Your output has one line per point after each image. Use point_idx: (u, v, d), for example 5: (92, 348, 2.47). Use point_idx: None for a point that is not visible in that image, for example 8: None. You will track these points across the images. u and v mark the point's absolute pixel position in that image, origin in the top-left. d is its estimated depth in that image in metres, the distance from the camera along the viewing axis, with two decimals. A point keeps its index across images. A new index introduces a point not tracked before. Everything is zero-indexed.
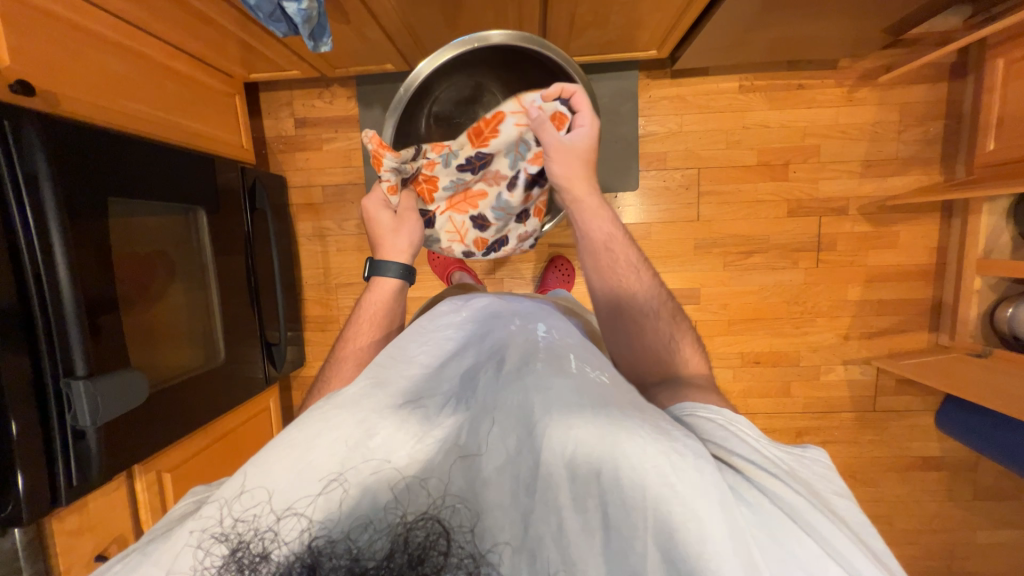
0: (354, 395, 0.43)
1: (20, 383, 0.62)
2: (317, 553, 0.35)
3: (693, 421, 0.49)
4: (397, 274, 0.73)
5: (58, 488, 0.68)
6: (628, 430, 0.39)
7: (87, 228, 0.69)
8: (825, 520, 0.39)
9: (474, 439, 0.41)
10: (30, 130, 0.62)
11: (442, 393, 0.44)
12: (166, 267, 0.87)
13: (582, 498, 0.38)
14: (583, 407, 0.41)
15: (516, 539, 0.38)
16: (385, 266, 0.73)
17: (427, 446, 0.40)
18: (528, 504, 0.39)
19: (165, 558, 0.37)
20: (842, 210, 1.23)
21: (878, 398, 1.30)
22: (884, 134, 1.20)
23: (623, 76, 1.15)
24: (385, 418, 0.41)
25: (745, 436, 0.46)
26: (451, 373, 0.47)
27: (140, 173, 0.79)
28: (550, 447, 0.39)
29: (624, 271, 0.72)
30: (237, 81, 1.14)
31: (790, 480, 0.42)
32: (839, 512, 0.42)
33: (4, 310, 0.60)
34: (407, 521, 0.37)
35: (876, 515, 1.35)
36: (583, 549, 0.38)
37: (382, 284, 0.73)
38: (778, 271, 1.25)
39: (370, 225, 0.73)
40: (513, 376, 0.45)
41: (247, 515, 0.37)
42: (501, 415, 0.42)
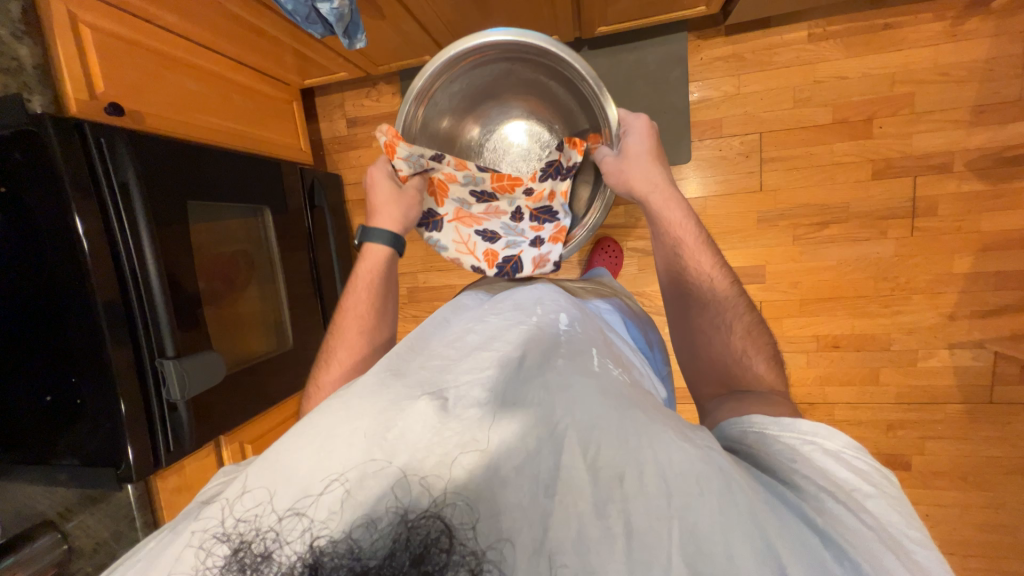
0: (373, 388, 0.43)
1: (125, 365, 0.73)
2: (318, 553, 0.35)
3: (748, 442, 0.46)
4: (389, 243, 0.75)
5: (159, 454, 0.79)
6: (651, 428, 0.39)
7: (171, 231, 0.79)
8: (884, 553, 0.35)
9: (490, 434, 0.38)
10: (121, 146, 0.73)
11: (462, 386, 0.42)
12: (245, 262, 0.98)
13: (602, 502, 0.36)
14: (607, 410, 0.40)
15: (531, 542, 0.35)
16: (378, 233, 0.75)
17: (442, 442, 0.38)
18: (546, 506, 0.36)
19: (168, 562, 0.38)
20: (944, 166, 1.05)
21: (996, 388, 1.10)
22: (1000, 73, 1.00)
23: (668, 42, 1.09)
24: (400, 412, 0.40)
25: (806, 450, 0.43)
26: (474, 365, 0.44)
27: (216, 180, 0.89)
28: (571, 446, 0.38)
29: (696, 270, 0.67)
30: (294, 89, 1.23)
31: (854, 505, 0.38)
32: (912, 548, 0.36)
33: (110, 303, 0.71)
34: (408, 520, 0.35)
35: (995, 525, 1.15)
36: (604, 556, 0.34)
37: (375, 249, 0.75)
38: (861, 243, 1.10)
39: (371, 191, 0.75)
40: (534, 371, 0.44)
41: (249, 515, 0.38)
42: (520, 409, 0.40)
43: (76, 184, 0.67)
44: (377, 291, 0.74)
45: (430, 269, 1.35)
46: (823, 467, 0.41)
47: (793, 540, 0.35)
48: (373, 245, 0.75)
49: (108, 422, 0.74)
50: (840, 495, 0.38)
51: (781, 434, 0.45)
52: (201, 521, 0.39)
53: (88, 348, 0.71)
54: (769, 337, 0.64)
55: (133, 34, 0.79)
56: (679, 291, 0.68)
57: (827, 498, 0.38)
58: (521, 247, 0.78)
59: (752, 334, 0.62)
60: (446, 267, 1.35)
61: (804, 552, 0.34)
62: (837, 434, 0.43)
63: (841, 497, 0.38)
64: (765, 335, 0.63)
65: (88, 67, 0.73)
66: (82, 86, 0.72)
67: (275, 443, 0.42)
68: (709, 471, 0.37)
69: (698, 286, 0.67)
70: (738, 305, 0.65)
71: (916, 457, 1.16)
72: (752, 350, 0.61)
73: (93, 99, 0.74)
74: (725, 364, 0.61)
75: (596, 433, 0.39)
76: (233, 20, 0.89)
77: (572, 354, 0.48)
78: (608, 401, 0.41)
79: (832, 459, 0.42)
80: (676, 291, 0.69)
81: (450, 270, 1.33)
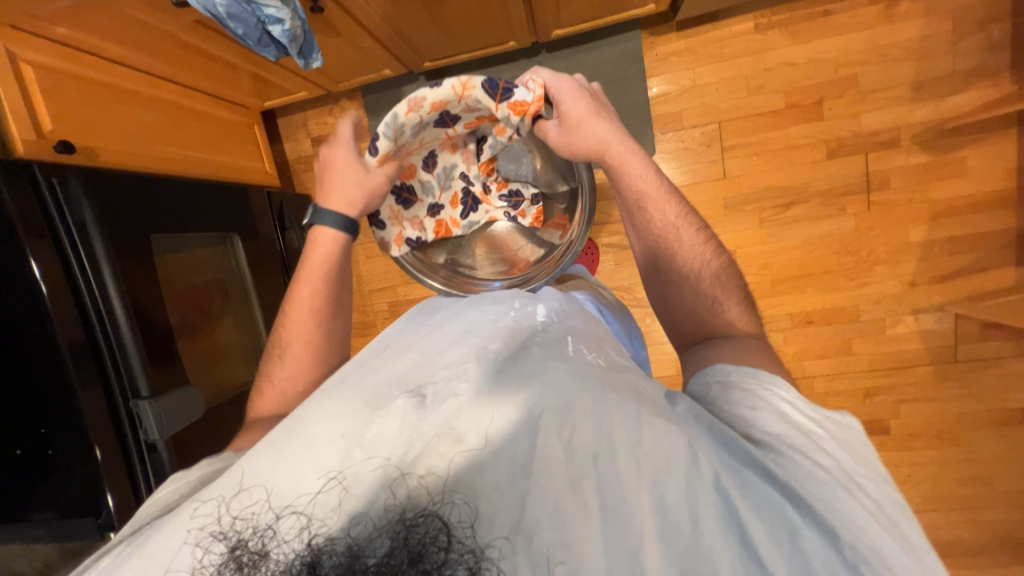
0: (348, 389, 0.42)
1: (97, 409, 0.71)
2: (317, 550, 0.33)
3: (724, 388, 0.47)
4: (337, 224, 0.66)
5: (141, 498, 0.76)
6: (627, 409, 0.39)
7: (133, 267, 0.76)
8: (843, 495, 0.36)
9: (473, 431, 0.38)
10: (74, 184, 0.71)
11: (439, 381, 0.41)
12: (219, 293, 0.97)
13: (578, 478, 0.37)
14: (582, 393, 0.40)
15: (512, 521, 0.35)
16: (324, 215, 0.66)
17: (422, 438, 0.38)
18: (525, 487, 0.36)
19: (167, 557, 0.37)
20: (891, 142, 1.10)
21: (960, 347, 1.16)
22: (934, 50, 1.06)
23: (623, 39, 1.12)
24: (378, 411, 0.39)
25: (767, 397, 0.44)
26: (453, 362, 0.43)
27: (177, 212, 0.87)
28: (548, 429, 0.38)
29: (665, 232, 0.64)
30: (254, 112, 1.22)
31: (819, 448, 0.39)
32: (870, 485, 0.38)
33: (75, 345, 0.69)
34: (407, 518, 0.34)
35: (973, 478, 1.21)
36: (580, 527, 0.36)
37: (322, 233, 0.67)
38: (823, 221, 1.15)
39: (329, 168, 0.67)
40: (510, 364, 0.43)
41: (247, 513, 0.37)
42: (495, 395, 0.40)
43: (29, 227, 0.66)
44: (330, 277, 0.67)
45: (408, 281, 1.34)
46: (784, 409, 0.42)
47: (756, 500, 0.37)
48: (321, 228, 0.67)
49: (86, 469, 0.71)
50: (799, 441, 0.39)
51: (741, 380, 0.46)
52: (197, 518, 0.38)
53: (58, 395, 0.69)
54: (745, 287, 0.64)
55: (79, 68, 0.78)
56: (650, 262, 0.66)
57: (800, 448, 0.39)
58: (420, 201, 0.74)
59: (723, 275, 0.62)
60: None
61: (760, 504, 0.36)
62: (786, 384, 0.45)
63: (801, 441, 0.39)
64: (737, 276, 0.64)
65: (33, 104, 0.71)
66: (28, 125, 0.70)
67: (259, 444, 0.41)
68: (676, 450, 0.38)
69: (669, 247, 0.64)
70: (705, 250, 0.64)
71: (894, 421, 1.21)
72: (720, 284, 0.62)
73: (41, 138, 0.71)
74: (698, 312, 0.61)
75: (570, 414, 0.39)
76: (183, 46, 0.87)
77: (548, 342, 0.47)
78: (583, 383, 0.41)
79: (786, 404, 0.43)
80: (648, 258, 0.66)
81: None
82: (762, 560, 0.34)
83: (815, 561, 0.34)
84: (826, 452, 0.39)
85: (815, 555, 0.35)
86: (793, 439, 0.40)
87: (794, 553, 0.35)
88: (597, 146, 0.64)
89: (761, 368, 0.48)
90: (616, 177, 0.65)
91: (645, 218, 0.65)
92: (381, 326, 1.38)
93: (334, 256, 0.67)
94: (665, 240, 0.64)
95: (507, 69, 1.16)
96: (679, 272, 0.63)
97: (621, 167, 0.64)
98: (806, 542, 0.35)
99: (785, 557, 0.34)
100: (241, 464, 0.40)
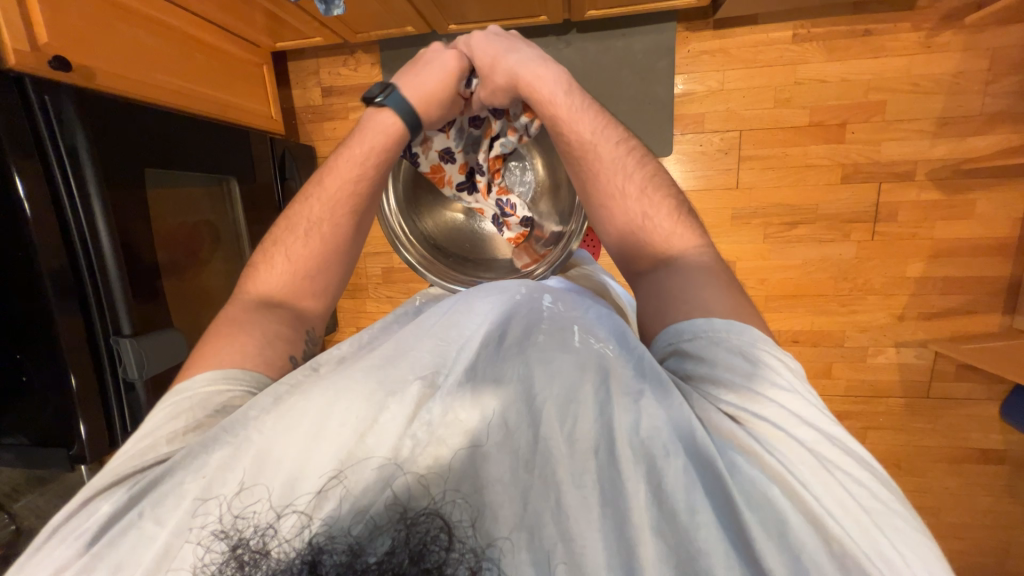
0: (356, 374, 0.42)
1: (76, 340, 0.69)
2: (317, 549, 0.34)
3: (680, 344, 0.46)
4: (401, 112, 0.63)
5: (115, 434, 0.76)
6: (623, 401, 0.38)
7: (124, 201, 0.73)
8: (833, 479, 0.35)
9: (476, 418, 0.38)
10: (68, 106, 0.67)
11: (448, 367, 0.41)
12: (209, 236, 0.95)
13: (580, 471, 0.37)
14: (585, 382, 0.40)
15: (514, 517, 0.35)
16: (396, 99, 0.63)
17: (427, 429, 0.37)
18: (527, 482, 0.36)
19: (166, 557, 0.36)
20: (906, 175, 1.10)
21: (933, 384, 1.19)
22: (966, 86, 1.04)
23: (657, 30, 1.08)
24: (391, 396, 0.39)
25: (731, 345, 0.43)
26: (458, 349, 0.43)
27: (176, 150, 0.84)
28: (550, 421, 0.38)
29: (587, 150, 0.60)
30: (264, 51, 1.16)
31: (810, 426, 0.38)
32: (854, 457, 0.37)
33: (57, 272, 0.67)
34: (409, 516, 0.35)
35: (921, 507, 1.27)
36: (582, 523, 0.35)
37: (383, 114, 0.63)
38: (825, 244, 1.15)
39: (424, 62, 0.64)
40: (515, 349, 0.43)
41: (248, 512, 0.36)
42: (501, 386, 0.39)
43: (16, 145, 0.62)
44: (374, 173, 0.64)
45: None
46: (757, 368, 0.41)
47: (747, 482, 0.35)
48: (389, 112, 0.63)
49: (61, 399, 0.70)
50: (775, 411, 0.38)
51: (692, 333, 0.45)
52: (199, 516, 0.37)
53: (35, 321, 0.67)
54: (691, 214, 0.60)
55: None
56: (584, 193, 0.62)
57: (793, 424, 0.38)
58: (436, 140, 0.70)
59: (651, 188, 0.58)
60: None
61: (749, 493, 0.35)
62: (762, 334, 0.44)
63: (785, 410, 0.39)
64: (671, 186, 0.60)
65: (31, 13, 0.67)
66: (23, 34, 0.65)
67: (253, 426, 0.40)
68: (675, 433, 0.37)
69: (594, 169, 0.59)
70: (628, 163, 0.59)
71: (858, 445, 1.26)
72: (656, 212, 0.57)
73: (35, 51, 0.66)
74: (638, 243, 0.57)
75: (573, 406, 0.38)
76: None
77: (553, 329, 0.46)
78: (586, 372, 0.40)
79: (755, 354, 0.42)
80: (580, 188, 0.62)
81: None
82: (758, 554, 0.33)
83: (810, 552, 0.33)
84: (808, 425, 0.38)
85: (806, 549, 0.33)
86: (770, 408, 0.38)
87: (787, 546, 0.33)
88: (512, 85, 0.61)
89: (708, 311, 0.46)
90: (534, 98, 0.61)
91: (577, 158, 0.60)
92: (372, 290, 1.36)
93: (388, 145, 0.63)
94: (592, 159, 0.59)
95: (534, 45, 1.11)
96: (614, 207, 0.59)
97: (534, 95, 0.61)
98: (796, 532, 0.33)
99: (783, 549, 0.33)
100: (235, 459, 0.38)
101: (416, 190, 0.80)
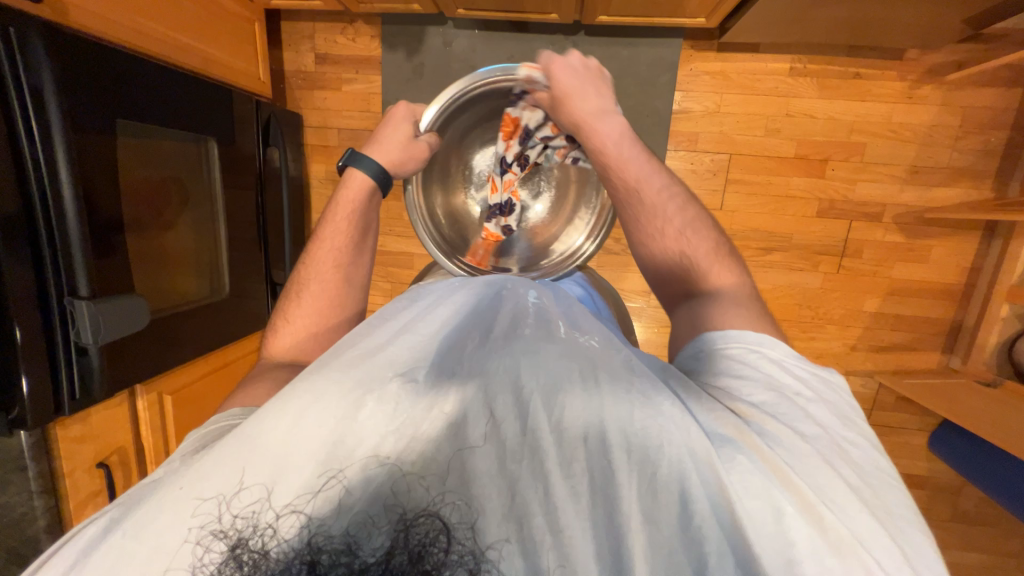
0: (338, 366, 0.40)
1: (25, 296, 0.64)
2: (316, 549, 0.33)
3: (715, 355, 0.47)
4: (374, 173, 0.70)
5: (61, 400, 0.72)
6: (611, 395, 0.39)
7: (90, 152, 0.68)
8: (827, 469, 0.36)
9: (456, 409, 0.37)
10: (36, 41, 0.61)
11: (431, 359, 0.41)
12: (180, 195, 0.89)
13: (569, 463, 0.37)
14: (572, 373, 0.40)
15: (502, 509, 0.35)
16: (366, 161, 0.70)
17: (412, 419, 0.37)
18: (516, 473, 0.36)
19: (158, 556, 0.34)
20: (875, 216, 1.16)
21: (874, 412, 1.28)
22: (938, 139, 1.11)
23: (663, 44, 1.09)
24: (369, 393, 0.38)
25: (753, 359, 0.45)
26: (439, 342, 0.43)
27: (153, 103, 0.78)
28: (538, 412, 0.38)
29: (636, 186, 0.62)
30: (258, 7, 1.09)
31: (811, 426, 0.39)
32: (850, 450, 0.38)
33: (8, 221, 0.61)
34: (407, 518, 0.34)
35: None
36: (570, 515, 0.36)
37: (355, 178, 0.70)
38: (795, 273, 1.21)
39: (387, 123, 0.72)
40: (503, 343, 0.43)
41: (247, 512, 0.35)
42: (487, 378, 0.39)
43: None
44: (350, 234, 0.69)
45: (388, 232, 1.29)
46: (766, 375, 0.43)
47: (737, 474, 0.35)
48: (359, 174, 0.70)
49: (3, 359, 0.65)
50: (781, 412, 0.39)
51: (726, 345, 0.47)
52: (197, 515, 0.35)
53: None
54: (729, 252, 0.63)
55: None
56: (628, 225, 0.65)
57: (786, 422, 0.39)
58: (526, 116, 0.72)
59: (694, 227, 0.61)
60: (405, 233, 1.28)
61: (744, 483, 0.35)
62: (777, 345, 0.46)
63: (784, 408, 0.40)
64: (714, 228, 0.62)
65: None
66: None
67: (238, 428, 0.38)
68: (665, 423, 0.37)
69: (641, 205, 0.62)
70: (676, 201, 0.62)
71: None
72: (695, 249, 0.60)
73: None
74: (670, 275, 0.61)
75: (558, 397, 0.38)
76: None
77: (539, 325, 0.47)
78: (575, 367, 0.40)
79: (775, 366, 0.44)
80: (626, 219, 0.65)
81: (410, 237, 1.28)
82: (751, 541, 0.34)
83: (803, 541, 0.33)
84: (815, 424, 0.39)
85: (799, 540, 0.33)
86: (777, 410, 0.40)
87: (778, 534, 0.33)
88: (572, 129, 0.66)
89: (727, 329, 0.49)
90: (591, 137, 0.64)
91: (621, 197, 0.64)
92: None
93: (359, 204, 0.70)
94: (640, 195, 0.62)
95: (541, 42, 1.10)
96: (651, 244, 0.63)
97: (590, 139, 0.65)
98: (790, 521, 0.33)
99: (775, 542, 0.33)
100: (228, 458, 0.36)
101: (452, 143, 0.78)
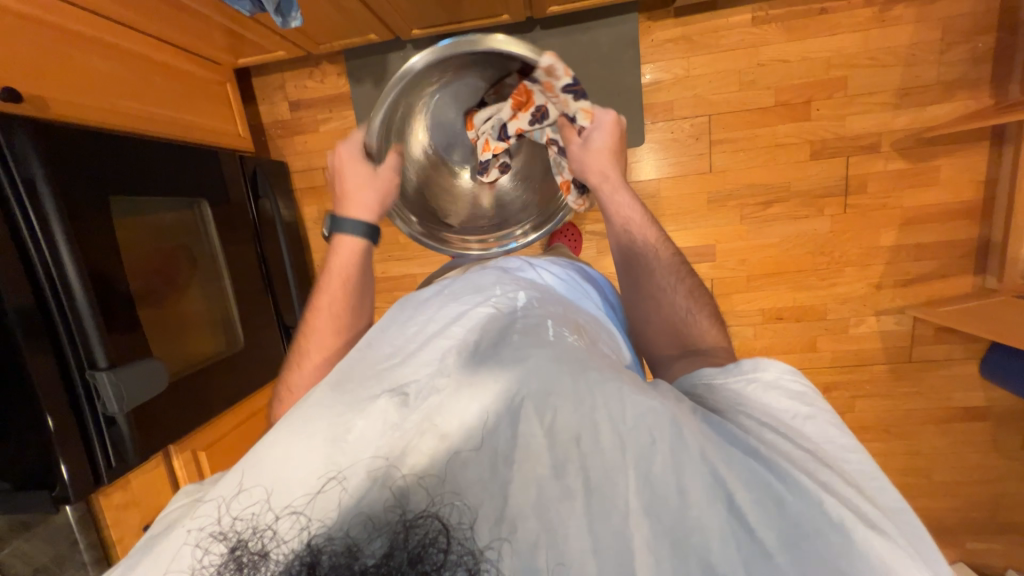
0: (331, 394, 0.41)
1: (49, 377, 0.67)
2: (316, 551, 0.34)
3: (704, 387, 0.45)
4: (361, 232, 0.72)
5: (99, 469, 0.75)
6: (608, 391, 0.38)
7: (89, 231, 0.71)
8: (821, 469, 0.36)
9: (451, 422, 0.37)
10: (21, 136, 0.65)
11: (423, 380, 0.40)
12: (187, 257, 0.93)
13: (561, 463, 0.36)
14: (563, 375, 0.39)
15: (494, 513, 0.35)
16: (351, 222, 0.72)
17: (403, 437, 0.37)
18: (506, 476, 0.36)
19: (166, 564, 0.36)
20: (872, 147, 1.12)
21: (915, 348, 1.22)
22: (922, 57, 1.07)
23: (621, 22, 1.07)
24: (360, 413, 0.38)
25: (749, 390, 0.43)
26: (432, 355, 0.42)
27: (143, 174, 0.82)
28: (527, 417, 0.37)
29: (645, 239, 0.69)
30: (227, 69, 1.14)
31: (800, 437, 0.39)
32: (843, 459, 0.38)
33: (24, 311, 0.64)
34: (407, 518, 0.35)
35: (913, 468, 1.30)
36: (563, 511, 0.35)
37: (348, 241, 0.72)
38: (801, 221, 1.17)
39: (344, 171, 0.74)
40: (491, 349, 0.42)
41: (246, 514, 0.36)
42: (473, 388, 0.38)
43: None
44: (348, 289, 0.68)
45: (388, 259, 1.30)
46: (765, 406, 0.41)
47: (744, 471, 0.36)
48: (350, 233, 0.72)
49: (39, 439, 0.69)
50: (778, 423, 0.40)
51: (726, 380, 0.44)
52: (196, 517, 0.37)
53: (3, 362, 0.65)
54: (708, 296, 0.65)
55: (50, 15, 0.72)
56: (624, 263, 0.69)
57: (781, 432, 0.39)
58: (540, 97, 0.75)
59: (695, 296, 0.63)
60: (405, 257, 1.30)
61: (748, 480, 0.36)
62: (775, 363, 0.43)
63: (781, 424, 0.40)
64: (707, 297, 0.64)
65: None
66: None
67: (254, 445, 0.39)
68: (662, 419, 0.37)
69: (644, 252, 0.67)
70: (681, 269, 0.65)
71: (847, 414, 1.29)
72: (696, 307, 0.62)
73: None
74: (665, 330, 0.62)
75: (550, 400, 0.38)
76: None
77: (528, 328, 0.45)
78: (565, 368, 0.39)
79: (772, 392, 0.42)
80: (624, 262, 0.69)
81: (410, 259, 1.29)
82: (755, 531, 0.34)
83: (805, 530, 0.34)
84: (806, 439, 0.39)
85: (803, 519, 0.34)
86: (771, 419, 0.40)
87: (782, 530, 0.34)
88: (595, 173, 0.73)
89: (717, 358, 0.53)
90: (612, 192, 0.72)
91: (630, 244, 0.69)
92: None
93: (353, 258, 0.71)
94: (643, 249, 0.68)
95: None
96: (656, 300, 0.64)
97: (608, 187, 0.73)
98: (793, 513, 0.34)
99: (775, 525, 0.34)
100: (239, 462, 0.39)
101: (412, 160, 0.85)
